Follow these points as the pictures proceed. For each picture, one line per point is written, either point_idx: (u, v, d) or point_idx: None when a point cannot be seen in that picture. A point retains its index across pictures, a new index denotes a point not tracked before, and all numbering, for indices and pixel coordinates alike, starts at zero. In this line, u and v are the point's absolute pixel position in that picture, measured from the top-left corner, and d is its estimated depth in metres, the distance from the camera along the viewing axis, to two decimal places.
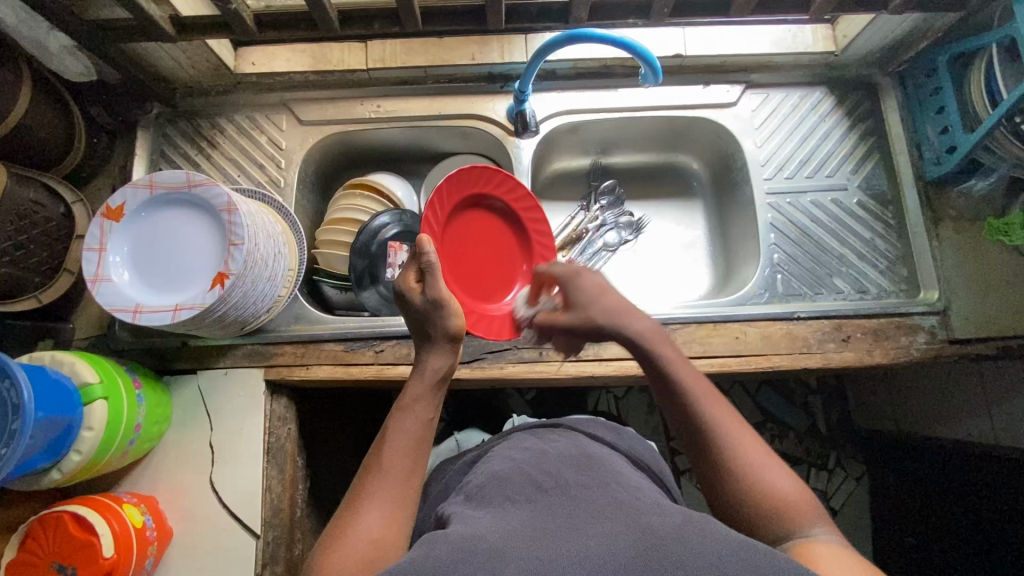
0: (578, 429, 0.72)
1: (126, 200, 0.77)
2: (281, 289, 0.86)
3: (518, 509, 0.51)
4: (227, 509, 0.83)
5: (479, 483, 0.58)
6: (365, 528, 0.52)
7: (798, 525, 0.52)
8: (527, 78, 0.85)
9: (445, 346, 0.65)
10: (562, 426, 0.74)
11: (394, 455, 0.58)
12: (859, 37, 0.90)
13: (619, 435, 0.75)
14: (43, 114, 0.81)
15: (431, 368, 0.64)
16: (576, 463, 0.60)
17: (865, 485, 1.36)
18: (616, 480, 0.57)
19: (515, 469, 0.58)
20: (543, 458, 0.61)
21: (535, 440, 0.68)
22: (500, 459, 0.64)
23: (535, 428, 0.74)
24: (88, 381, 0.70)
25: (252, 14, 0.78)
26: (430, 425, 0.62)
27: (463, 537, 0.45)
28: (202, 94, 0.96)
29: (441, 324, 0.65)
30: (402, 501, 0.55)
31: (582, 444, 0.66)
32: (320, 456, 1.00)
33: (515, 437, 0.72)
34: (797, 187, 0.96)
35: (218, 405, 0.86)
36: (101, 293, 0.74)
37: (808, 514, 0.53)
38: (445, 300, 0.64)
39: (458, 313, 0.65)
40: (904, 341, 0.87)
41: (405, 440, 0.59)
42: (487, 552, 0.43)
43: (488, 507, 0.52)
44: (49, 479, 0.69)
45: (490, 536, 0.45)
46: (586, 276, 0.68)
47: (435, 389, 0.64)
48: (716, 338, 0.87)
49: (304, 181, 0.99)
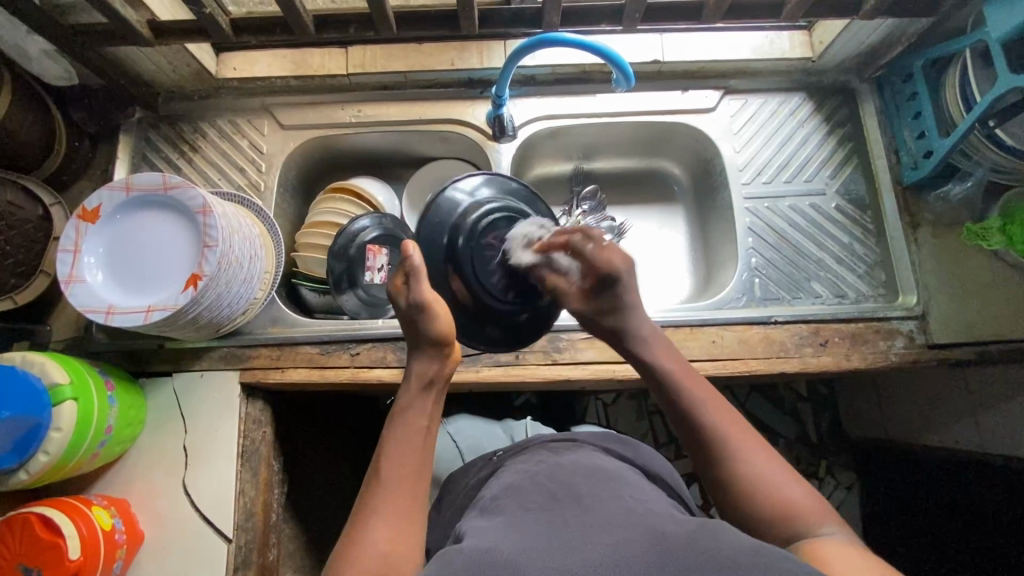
0: (594, 445, 0.72)
1: (102, 202, 0.78)
2: (257, 292, 0.86)
3: (530, 517, 0.51)
4: (199, 512, 0.83)
5: (489, 502, 0.58)
6: (371, 540, 0.52)
7: (804, 528, 0.52)
8: (502, 83, 0.85)
9: (428, 350, 0.64)
10: (571, 440, 0.74)
11: (392, 467, 0.57)
12: (834, 43, 0.91)
13: (629, 447, 0.75)
14: (20, 116, 0.82)
15: (417, 374, 0.63)
16: (586, 473, 0.59)
17: (856, 494, 1.34)
18: (628, 487, 0.57)
19: (531, 481, 0.59)
20: (555, 469, 0.61)
21: (547, 453, 0.69)
22: (513, 472, 0.64)
23: (551, 441, 0.74)
24: (58, 381, 0.70)
25: (228, 18, 0.79)
26: (426, 430, 0.61)
27: (477, 550, 0.45)
28: (184, 99, 0.97)
29: (423, 328, 0.62)
30: (406, 511, 0.55)
31: (591, 456, 0.66)
32: (297, 461, 1.00)
33: (530, 450, 0.73)
34: (775, 192, 0.96)
35: (193, 408, 0.86)
36: (74, 295, 0.75)
37: (815, 515, 0.52)
38: (427, 304, 0.62)
39: (439, 315, 0.62)
40: (882, 346, 0.87)
41: (402, 448, 0.59)
42: (501, 563, 0.42)
43: (501, 518, 0.52)
44: (15, 480, 0.68)
45: (501, 549, 0.45)
46: (627, 289, 0.67)
47: (424, 393, 0.63)
48: (693, 341, 0.87)
49: (285, 185, 0.99)
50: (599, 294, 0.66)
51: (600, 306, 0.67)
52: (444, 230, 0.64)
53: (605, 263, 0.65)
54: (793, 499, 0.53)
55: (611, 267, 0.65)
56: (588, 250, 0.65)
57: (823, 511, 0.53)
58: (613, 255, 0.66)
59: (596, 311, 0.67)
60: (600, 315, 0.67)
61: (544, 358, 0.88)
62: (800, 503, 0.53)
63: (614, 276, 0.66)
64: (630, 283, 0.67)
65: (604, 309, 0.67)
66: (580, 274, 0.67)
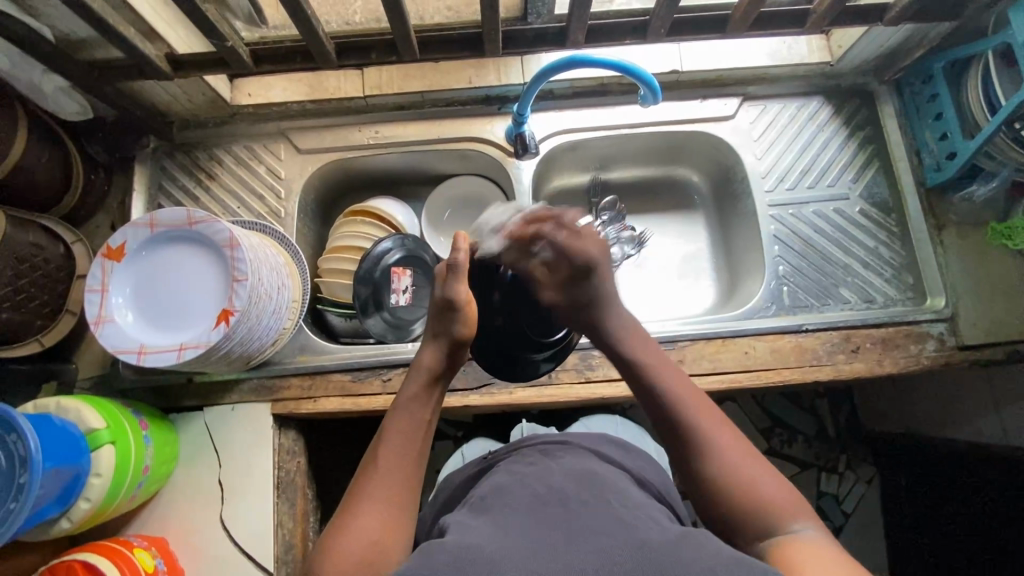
0: (586, 447, 0.69)
1: (127, 239, 0.76)
2: (287, 321, 0.85)
3: (517, 517, 0.49)
4: (239, 547, 0.82)
5: (477, 501, 0.56)
6: (363, 528, 0.50)
7: (774, 524, 0.50)
8: (526, 101, 0.85)
9: (443, 343, 0.61)
10: (565, 442, 0.70)
11: (386, 459, 0.54)
12: (854, 47, 0.90)
13: (627, 453, 0.73)
14: (39, 156, 0.80)
15: (424, 365, 0.60)
16: (583, 476, 0.57)
17: (876, 488, 1.31)
18: (622, 490, 0.56)
19: (516, 484, 0.56)
20: (546, 472, 0.59)
21: (541, 455, 0.66)
22: (501, 475, 0.61)
23: (545, 444, 0.70)
24: (94, 426, 0.69)
25: (248, 48, 0.78)
26: (427, 426, 0.58)
27: (458, 546, 0.44)
28: (199, 126, 0.96)
29: (449, 325, 0.61)
30: (396, 504, 0.52)
31: (583, 461, 0.63)
32: (328, 487, 0.99)
33: (522, 451, 0.70)
34: (799, 198, 0.96)
35: (226, 442, 0.85)
36: (104, 335, 0.74)
37: (789, 512, 0.50)
38: (459, 304, 0.61)
39: (468, 318, 0.61)
40: (914, 350, 0.87)
41: (401, 440, 0.56)
42: (482, 563, 0.41)
43: (485, 514, 0.51)
44: (58, 528, 0.67)
45: (482, 547, 0.44)
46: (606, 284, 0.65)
47: (429, 388, 0.59)
48: (726, 353, 0.87)
49: (305, 210, 0.98)
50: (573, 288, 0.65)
51: (578, 298, 0.65)
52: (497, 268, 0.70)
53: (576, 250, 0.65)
54: (765, 497, 0.51)
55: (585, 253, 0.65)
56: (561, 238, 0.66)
57: (796, 508, 0.51)
58: (590, 243, 0.66)
59: (570, 303, 0.65)
60: (578, 307, 0.65)
61: (576, 376, 0.87)
62: (772, 501, 0.51)
63: (589, 266, 0.65)
64: (606, 274, 0.66)
65: (580, 302, 0.65)
66: (555, 262, 0.67)
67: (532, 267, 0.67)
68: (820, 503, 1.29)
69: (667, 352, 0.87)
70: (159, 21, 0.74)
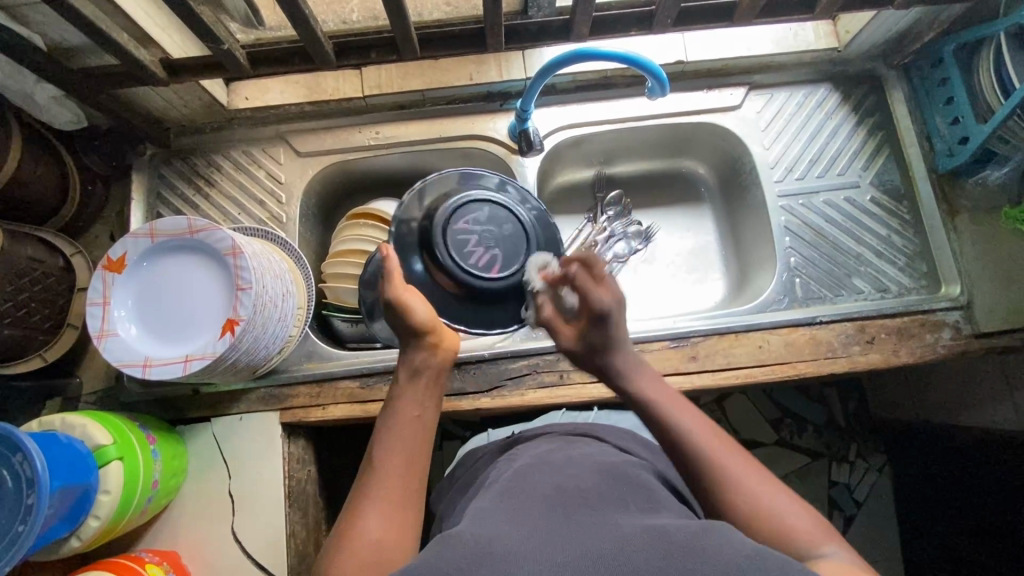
0: (611, 443, 0.66)
1: (127, 250, 0.75)
2: (293, 329, 0.83)
3: (537, 508, 0.47)
4: (251, 559, 0.81)
5: (498, 488, 0.54)
6: (364, 528, 0.48)
7: (802, 549, 0.47)
8: (530, 97, 0.84)
9: (413, 341, 0.59)
10: (589, 435, 0.67)
11: (383, 452, 0.53)
12: (863, 33, 0.88)
13: (652, 450, 0.69)
14: (35, 167, 0.79)
15: (406, 364, 0.59)
16: (605, 471, 0.55)
17: (888, 475, 1.26)
18: (645, 486, 0.54)
19: (538, 475, 0.54)
20: (565, 460, 0.58)
21: (563, 443, 0.64)
22: (523, 463, 0.59)
23: (568, 434, 0.68)
24: (102, 442, 0.68)
25: (244, 50, 0.76)
26: (418, 420, 0.56)
27: (477, 537, 0.42)
28: (196, 132, 0.94)
29: (403, 326, 0.58)
30: (396, 493, 0.51)
31: (607, 454, 0.61)
32: (338, 494, 0.98)
33: (544, 437, 0.67)
34: (808, 187, 0.94)
35: (235, 453, 0.84)
36: (107, 350, 0.72)
37: (813, 537, 0.48)
38: (399, 303, 0.57)
39: (418, 309, 0.58)
40: (929, 339, 0.85)
41: (392, 439, 0.54)
42: (499, 556, 0.40)
43: (505, 499, 0.50)
44: (69, 547, 0.66)
45: (502, 538, 0.42)
46: (618, 331, 0.63)
47: (413, 382, 0.58)
48: (739, 348, 0.86)
49: (306, 214, 0.96)
50: (590, 329, 0.63)
51: (589, 344, 0.63)
52: (413, 249, 0.62)
53: (598, 300, 0.61)
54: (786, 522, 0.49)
55: (600, 304, 0.61)
56: (586, 286, 0.62)
57: (820, 531, 0.48)
58: (607, 292, 0.62)
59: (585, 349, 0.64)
60: (591, 352, 0.63)
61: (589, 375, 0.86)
62: (797, 528, 0.49)
63: (605, 314, 0.61)
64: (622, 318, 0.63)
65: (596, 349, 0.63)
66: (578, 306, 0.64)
67: (548, 309, 0.64)
68: (832, 493, 1.26)
69: (679, 349, 0.86)
70: (152, 25, 0.72)
